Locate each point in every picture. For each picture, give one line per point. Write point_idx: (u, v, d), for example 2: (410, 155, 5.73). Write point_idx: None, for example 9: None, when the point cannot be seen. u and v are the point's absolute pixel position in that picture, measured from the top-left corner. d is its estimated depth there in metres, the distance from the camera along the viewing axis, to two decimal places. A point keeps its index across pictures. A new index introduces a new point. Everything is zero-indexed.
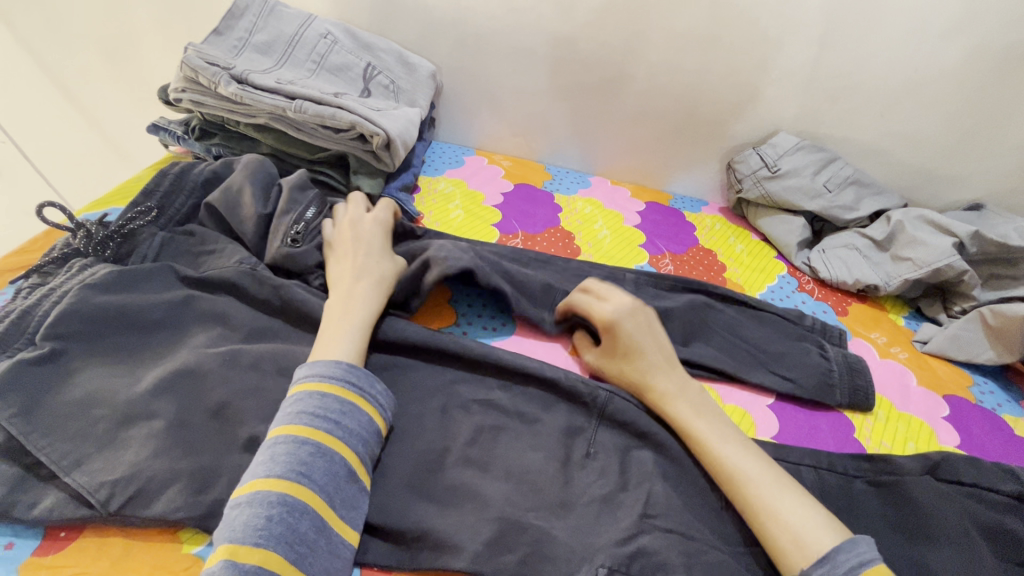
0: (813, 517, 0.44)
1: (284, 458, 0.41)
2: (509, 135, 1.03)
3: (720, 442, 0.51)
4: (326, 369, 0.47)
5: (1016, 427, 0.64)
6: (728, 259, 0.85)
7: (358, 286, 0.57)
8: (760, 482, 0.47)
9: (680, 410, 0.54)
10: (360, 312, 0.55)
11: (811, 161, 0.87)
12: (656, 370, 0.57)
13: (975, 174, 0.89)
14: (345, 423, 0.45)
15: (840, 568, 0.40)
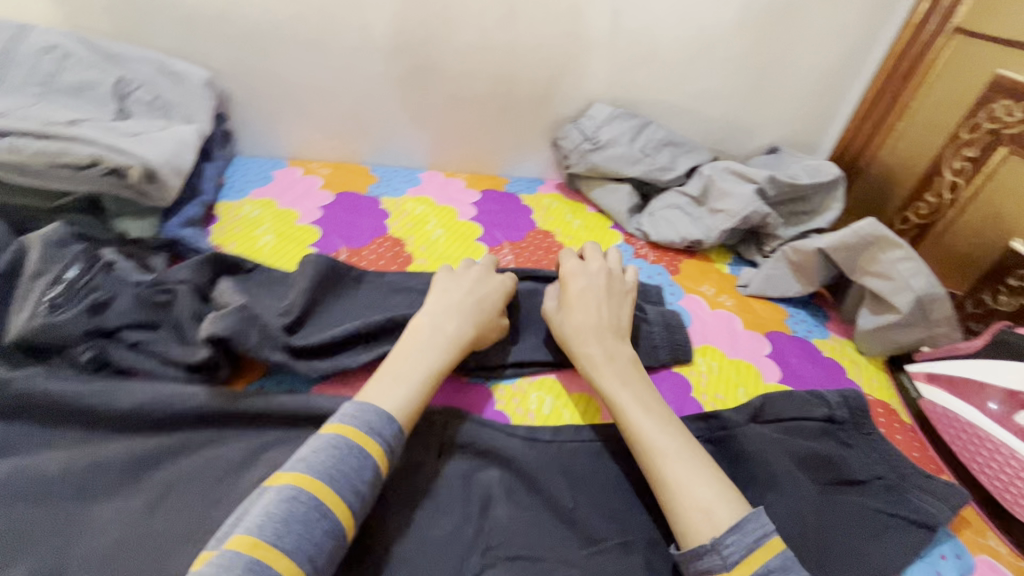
0: (709, 492, 0.45)
1: (301, 526, 0.38)
2: (324, 140, 0.93)
3: (636, 410, 0.51)
4: (373, 419, 0.45)
5: (824, 349, 0.72)
6: (566, 237, 0.84)
7: (456, 337, 0.55)
8: (671, 453, 0.48)
9: (602, 375, 0.55)
10: (424, 367, 0.51)
11: (626, 128, 0.88)
12: (595, 337, 0.58)
13: (767, 121, 0.97)
14: (367, 498, 0.42)
15: (749, 536, 0.42)
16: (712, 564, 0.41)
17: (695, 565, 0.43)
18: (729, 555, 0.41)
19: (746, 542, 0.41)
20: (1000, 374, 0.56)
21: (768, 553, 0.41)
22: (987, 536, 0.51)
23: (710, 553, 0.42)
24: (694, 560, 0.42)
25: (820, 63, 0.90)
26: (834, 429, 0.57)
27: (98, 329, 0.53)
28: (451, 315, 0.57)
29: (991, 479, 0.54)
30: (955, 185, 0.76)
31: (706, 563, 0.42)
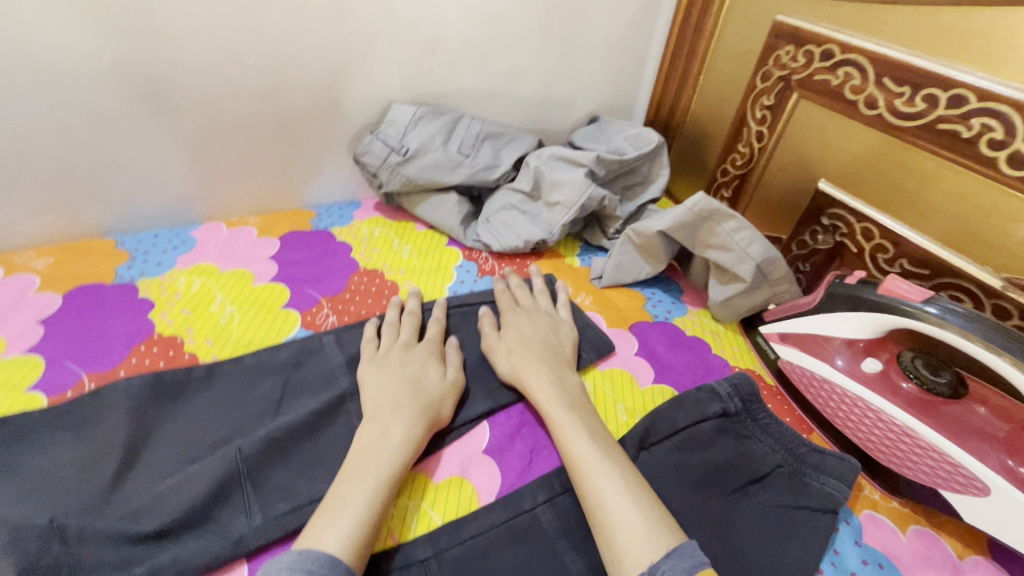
0: (644, 517, 0.41)
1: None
2: (33, 218, 0.67)
3: (578, 432, 0.48)
4: (311, 567, 0.36)
5: (687, 328, 0.70)
6: (397, 271, 0.71)
7: (404, 433, 0.47)
8: (610, 474, 0.44)
9: (544, 401, 0.52)
10: (371, 483, 0.43)
11: (435, 130, 0.76)
12: (542, 366, 0.56)
13: (581, 91, 0.91)
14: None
15: (688, 560, 0.38)
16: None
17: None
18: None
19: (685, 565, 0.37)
20: (840, 327, 0.58)
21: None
22: (863, 489, 0.53)
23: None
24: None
25: (617, 24, 0.86)
26: (730, 424, 0.55)
27: None
28: (394, 408, 0.49)
29: (854, 432, 0.55)
30: (761, 134, 0.77)
31: None
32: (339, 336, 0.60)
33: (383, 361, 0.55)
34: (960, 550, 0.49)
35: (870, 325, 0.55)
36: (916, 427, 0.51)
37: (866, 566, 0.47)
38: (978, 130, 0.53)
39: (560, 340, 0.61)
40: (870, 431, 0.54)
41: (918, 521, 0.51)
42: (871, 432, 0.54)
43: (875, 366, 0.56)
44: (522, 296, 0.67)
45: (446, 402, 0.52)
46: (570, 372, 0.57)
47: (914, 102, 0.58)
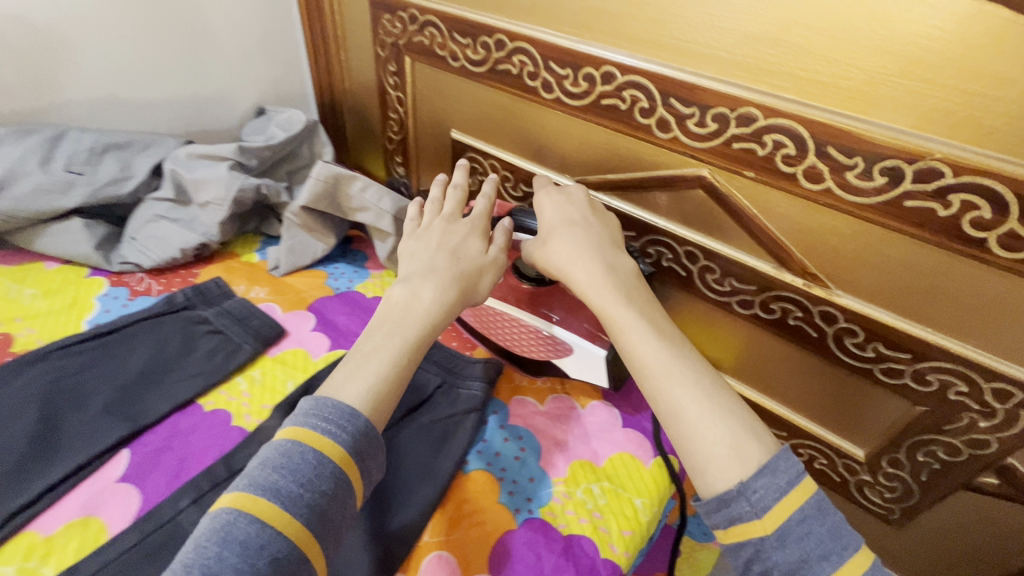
0: (731, 431, 0.41)
1: (237, 558, 0.33)
2: None
3: (642, 335, 0.47)
4: (330, 411, 0.41)
5: (368, 291, 0.72)
6: (13, 320, 0.61)
7: (408, 305, 0.49)
8: (684, 384, 0.44)
9: (596, 300, 0.50)
10: (397, 344, 0.46)
11: (23, 151, 0.66)
12: (579, 256, 0.52)
13: (230, 84, 0.87)
14: (330, 511, 0.38)
15: (781, 477, 0.39)
16: (742, 513, 0.39)
17: (721, 514, 0.40)
18: (758, 499, 0.38)
19: (778, 487, 0.38)
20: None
21: (801, 495, 0.39)
22: (514, 379, 0.63)
23: (737, 500, 0.39)
24: (721, 510, 0.40)
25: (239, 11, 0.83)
26: None
27: None
28: (424, 277, 0.51)
29: (491, 335, 0.63)
30: (399, 99, 0.83)
31: (732, 510, 0.39)
32: None
33: (422, 235, 0.56)
34: (583, 402, 0.61)
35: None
36: (523, 316, 0.60)
37: (507, 441, 0.55)
38: (519, 67, 0.64)
39: (607, 226, 0.56)
40: (500, 332, 0.62)
41: (555, 391, 0.62)
42: (500, 332, 0.62)
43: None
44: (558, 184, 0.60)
45: (482, 277, 0.54)
46: (620, 256, 0.53)
47: (478, 51, 0.67)
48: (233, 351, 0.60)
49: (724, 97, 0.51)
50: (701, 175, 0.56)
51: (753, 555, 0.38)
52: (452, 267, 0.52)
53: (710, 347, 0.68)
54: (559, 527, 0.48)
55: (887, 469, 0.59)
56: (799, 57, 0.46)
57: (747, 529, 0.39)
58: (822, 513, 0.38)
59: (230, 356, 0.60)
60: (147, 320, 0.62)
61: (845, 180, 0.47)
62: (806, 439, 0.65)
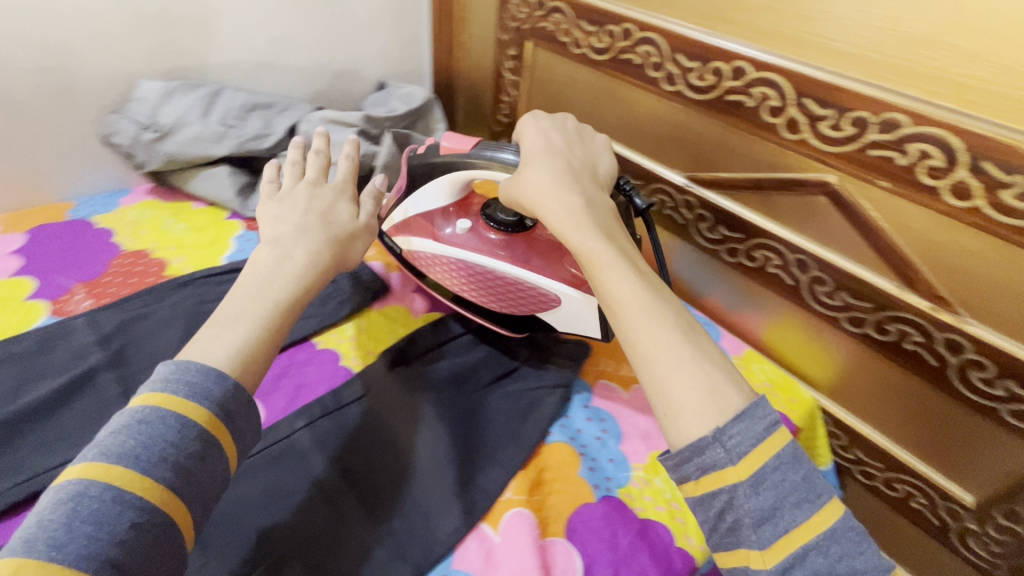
0: (706, 369, 0.39)
1: (91, 528, 0.31)
2: None
3: (618, 272, 0.43)
4: (186, 381, 0.38)
5: None
6: (167, 248, 0.70)
7: (274, 272, 0.46)
8: (663, 324, 0.40)
9: (573, 234, 0.46)
10: (269, 305, 0.44)
11: (190, 102, 0.74)
12: (560, 188, 0.48)
13: (358, 58, 0.93)
14: (198, 474, 0.36)
15: (759, 423, 0.37)
16: (716, 460, 0.36)
17: (692, 465, 0.37)
18: (738, 442, 0.36)
19: (756, 433, 0.36)
20: (431, 197, 0.61)
21: (778, 442, 0.37)
22: (599, 363, 0.64)
23: (713, 446, 0.36)
24: (692, 460, 0.37)
25: None
26: (485, 334, 0.63)
27: None
28: (297, 236, 0.49)
29: (468, 290, 0.61)
30: (514, 83, 0.85)
31: (707, 458, 0.36)
32: (93, 317, 0.59)
33: (287, 198, 0.54)
34: None
35: (445, 186, 0.60)
36: (507, 269, 0.57)
37: (589, 422, 0.56)
38: (643, 57, 0.65)
39: (591, 162, 0.53)
40: (476, 287, 0.60)
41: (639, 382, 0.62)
42: (478, 286, 0.60)
43: (464, 226, 0.61)
44: (558, 121, 0.55)
45: (356, 241, 0.54)
46: (600, 192, 0.50)
47: (602, 39, 0.68)
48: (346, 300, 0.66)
49: (868, 101, 0.48)
50: (826, 181, 0.54)
51: (725, 504, 0.36)
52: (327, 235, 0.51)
53: (804, 360, 0.65)
54: (636, 509, 0.49)
55: (997, 520, 0.55)
56: (967, 64, 0.43)
57: (719, 478, 0.36)
58: (796, 461, 0.37)
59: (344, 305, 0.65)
60: None
61: (999, 200, 0.44)
62: (903, 475, 0.61)
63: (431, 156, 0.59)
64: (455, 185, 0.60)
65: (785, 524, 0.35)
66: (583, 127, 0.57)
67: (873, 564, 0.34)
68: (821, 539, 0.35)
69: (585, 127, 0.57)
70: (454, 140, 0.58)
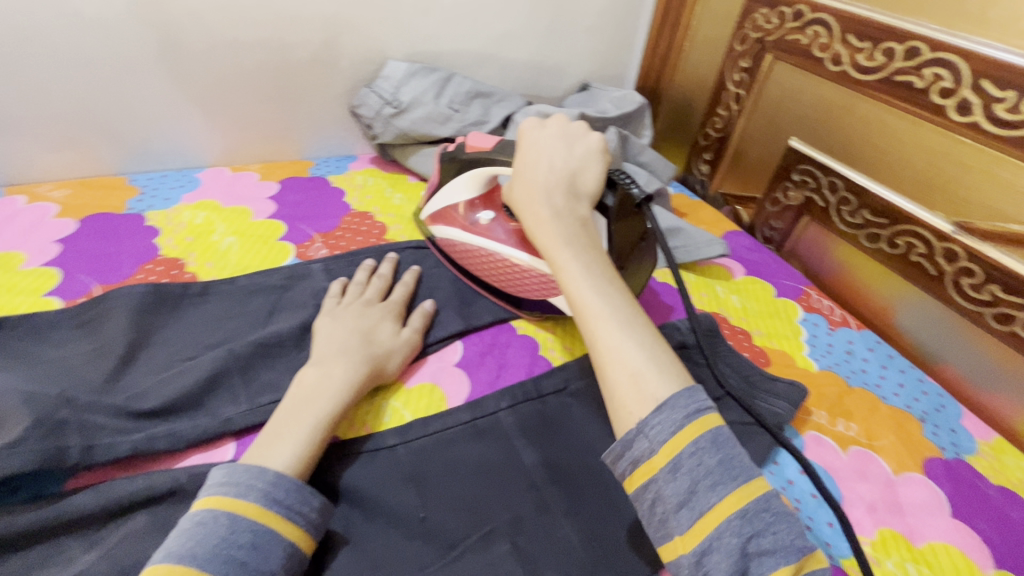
0: (643, 357, 0.39)
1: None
2: (52, 154, 0.71)
3: (575, 272, 0.44)
4: (233, 481, 0.37)
5: (660, 275, 0.73)
6: (387, 215, 0.76)
7: (317, 383, 0.46)
8: (603, 317, 0.41)
9: (541, 239, 0.47)
10: (313, 421, 0.43)
11: (426, 85, 0.80)
12: (540, 190, 0.49)
13: (572, 58, 0.94)
14: (253, 563, 0.35)
15: (678, 412, 0.35)
16: (641, 452, 0.35)
17: (624, 460, 0.36)
18: (657, 435, 0.35)
19: (673, 423, 0.35)
20: (458, 195, 0.64)
21: (697, 429, 0.35)
22: (811, 412, 0.57)
23: (637, 439, 0.35)
24: (621, 455, 0.36)
25: None
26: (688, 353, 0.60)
27: None
28: (338, 353, 0.49)
29: (500, 282, 0.61)
30: (738, 97, 0.81)
31: (632, 451, 0.36)
32: (328, 265, 0.65)
33: (340, 315, 0.55)
34: (896, 468, 0.53)
35: (466, 181, 0.62)
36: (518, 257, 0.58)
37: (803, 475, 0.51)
38: (930, 80, 0.57)
39: (581, 162, 0.52)
40: (492, 272, 0.61)
41: (859, 444, 0.54)
42: (508, 277, 0.60)
43: (487, 217, 0.62)
44: (552, 123, 0.54)
45: (395, 359, 0.53)
46: (574, 201, 0.50)
47: (875, 56, 0.62)
48: None
49: None
50: None
51: (653, 496, 0.35)
52: (390, 338, 0.54)
53: None
54: None
55: None
56: None
57: (646, 469, 0.35)
58: (714, 445, 0.34)
59: None
60: None
61: None
62: None
63: (459, 154, 0.63)
64: (476, 180, 0.62)
65: (699, 506, 0.33)
66: (574, 124, 0.55)
67: (783, 545, 0.32)
68: (734, 517, 0.32)
69: (578, 124, 0.55)
70: (478, 139, 0.62)
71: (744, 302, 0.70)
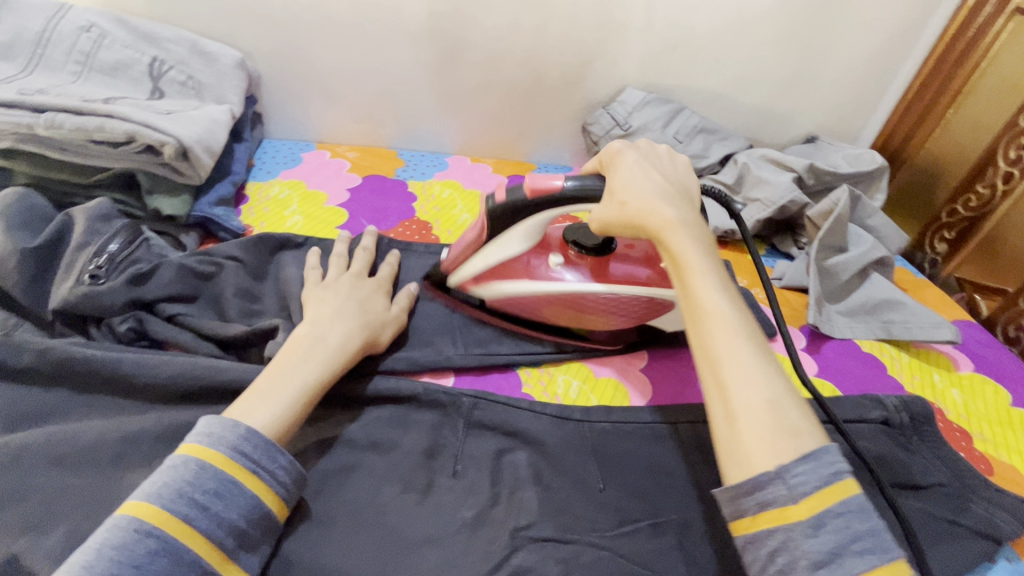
0: (779, 385, 0.38)
1: (113, 553, 0.34)
2: (352, 124, 0.91)
3: (710, 286, 0.43)
4: (217, 430, 0.40)
5: (865, 344, 0.68)
6: None
7: (307, 342, 0.49)
8: (739, 342, 0.39)
9: (673, 246, 0.45)
10: (298, 384, 0.45)
11: (657, 114, 0.86)
12: (661, 194, 0.48)
13: (806, 109, 0.92)
14: (214, 509, 0.37)
15: (827, 467, 0.35)
16: (778, 498, 0.35)
17: (750, 499, 0.36)
18: (802, 483, 0.34)
19: (822, 474, 0.34)
20: (513, 245, 0.57)
21: (843, 494, 0.34)
22: None
23: (776, 483, 0.35)
24: (751, 494, 0.36)
25: (866, 46, 0.85)
26: (891, 431, 0.56)
27: (135, 302, 0.54)
28: (335, 320, 0.52)
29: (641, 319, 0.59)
30: (1013, 181, 0.77)
31: (768, 494, 0.35)
32: None
33: (331, 286, 0.57)
34: None
35: (525, 229, 0.56)
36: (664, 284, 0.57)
37: None
38: None
39: (686, 179, 0.52)
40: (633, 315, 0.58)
41: None
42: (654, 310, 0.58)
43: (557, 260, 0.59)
44: (655, 143, 0.54)
45: (387, 330, 0.55)
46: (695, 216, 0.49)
47: None
48: None
49: None
50: None
51: (779, 545, 0.35)
52: (380, 312, 0.56)
53: None
54: None
55: None
56: None
57: (780, 515, 0.35)
58: (862, 512, 0.34)
59: None
60: None
61: None
62: None
63: (512, 200, 0.54)
64: (536, 224, 0.56)
65: (845, 570, 0.32)
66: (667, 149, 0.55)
67: None
68: None
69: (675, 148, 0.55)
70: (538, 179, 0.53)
71: (967, 400, 0.63)
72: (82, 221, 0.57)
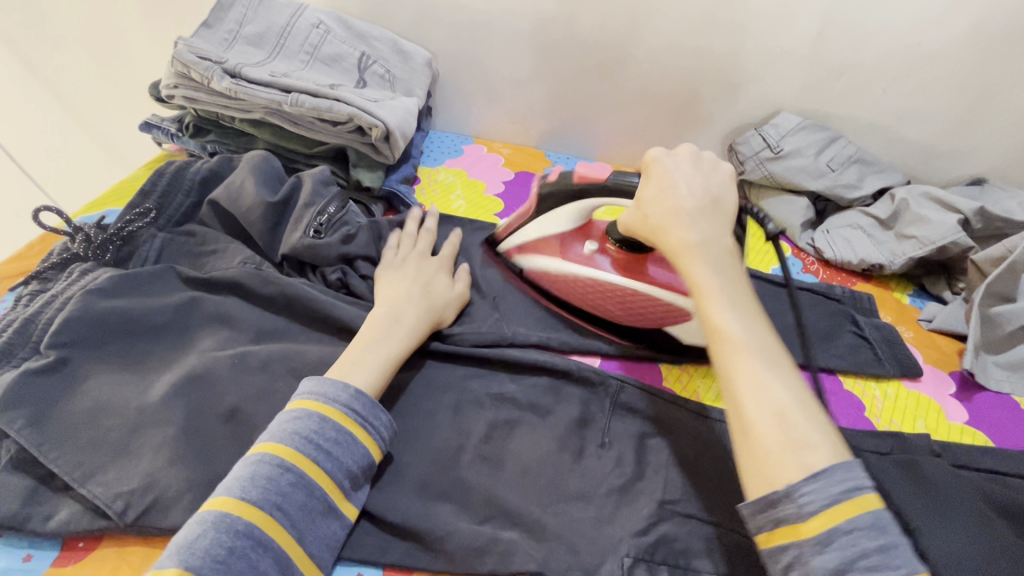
0: (793, 398, 0.41)
1: (264, 484, 0.40)
2: (508, 123, 1.00)
3: (724, 305, 0.47)
4: (333, 392, 0.46)
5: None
6: None
7: (389, 321, 0.55)
8: (745, 358, 0.43)
9: (687, 267, 0.50)
10: (382, 355, 0.51)
11: (813, 140, 0.85)
12: (678, 217, 0.52)
13: (976, 149, 0.87)
14: (337, 454, 0.43)
15: (835, 485, 0.36)
16: (787, 514, 0.37)
17: (766, 516, 0.38)
18: (808, 502, 0.36)
19: (828, 492, 0.36)
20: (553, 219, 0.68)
21: (854, 509, 0.36)
22: None
23: (784, 501, 0.37)
24: (765, 511, 0.38)
25: None
26: None
27: (344, 256, 0.65)
28: (405, 301, 0.57)
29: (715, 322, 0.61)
30: None
31: (779, 511, 0.38)
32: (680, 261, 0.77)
33: (402, 268, 0.63)
34: None
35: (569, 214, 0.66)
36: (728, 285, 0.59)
37: None
38: None
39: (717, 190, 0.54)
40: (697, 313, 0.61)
41: None
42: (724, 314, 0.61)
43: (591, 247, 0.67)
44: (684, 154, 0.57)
45: (449, 306, 0.61)
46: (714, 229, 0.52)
47: None
48: (878, 363, 0.66)
49: None
50: None
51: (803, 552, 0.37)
52: (448, 293, 0.62)
53: None
54: None
55: None
56: None
57: (794, 531, 0.37)
58: (875, 530, 0.35)
59: (877, 366, 0.66)
60: (819, 292, 0.75)
61: None
62: None
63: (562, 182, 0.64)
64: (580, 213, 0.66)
65: None
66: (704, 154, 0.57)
67: None
68: None
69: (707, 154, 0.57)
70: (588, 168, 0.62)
71: None
72: (304, 185, 0.68)
